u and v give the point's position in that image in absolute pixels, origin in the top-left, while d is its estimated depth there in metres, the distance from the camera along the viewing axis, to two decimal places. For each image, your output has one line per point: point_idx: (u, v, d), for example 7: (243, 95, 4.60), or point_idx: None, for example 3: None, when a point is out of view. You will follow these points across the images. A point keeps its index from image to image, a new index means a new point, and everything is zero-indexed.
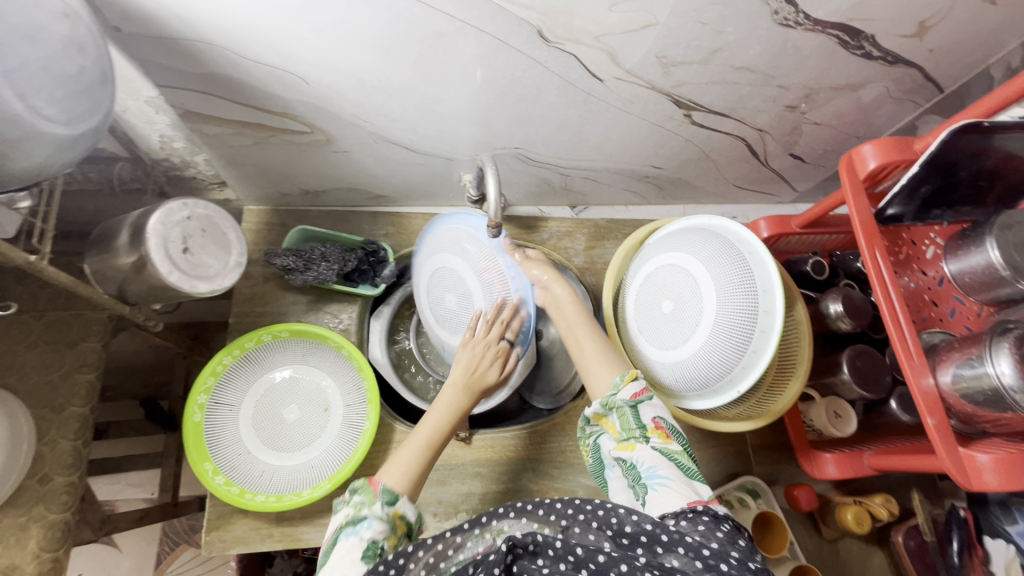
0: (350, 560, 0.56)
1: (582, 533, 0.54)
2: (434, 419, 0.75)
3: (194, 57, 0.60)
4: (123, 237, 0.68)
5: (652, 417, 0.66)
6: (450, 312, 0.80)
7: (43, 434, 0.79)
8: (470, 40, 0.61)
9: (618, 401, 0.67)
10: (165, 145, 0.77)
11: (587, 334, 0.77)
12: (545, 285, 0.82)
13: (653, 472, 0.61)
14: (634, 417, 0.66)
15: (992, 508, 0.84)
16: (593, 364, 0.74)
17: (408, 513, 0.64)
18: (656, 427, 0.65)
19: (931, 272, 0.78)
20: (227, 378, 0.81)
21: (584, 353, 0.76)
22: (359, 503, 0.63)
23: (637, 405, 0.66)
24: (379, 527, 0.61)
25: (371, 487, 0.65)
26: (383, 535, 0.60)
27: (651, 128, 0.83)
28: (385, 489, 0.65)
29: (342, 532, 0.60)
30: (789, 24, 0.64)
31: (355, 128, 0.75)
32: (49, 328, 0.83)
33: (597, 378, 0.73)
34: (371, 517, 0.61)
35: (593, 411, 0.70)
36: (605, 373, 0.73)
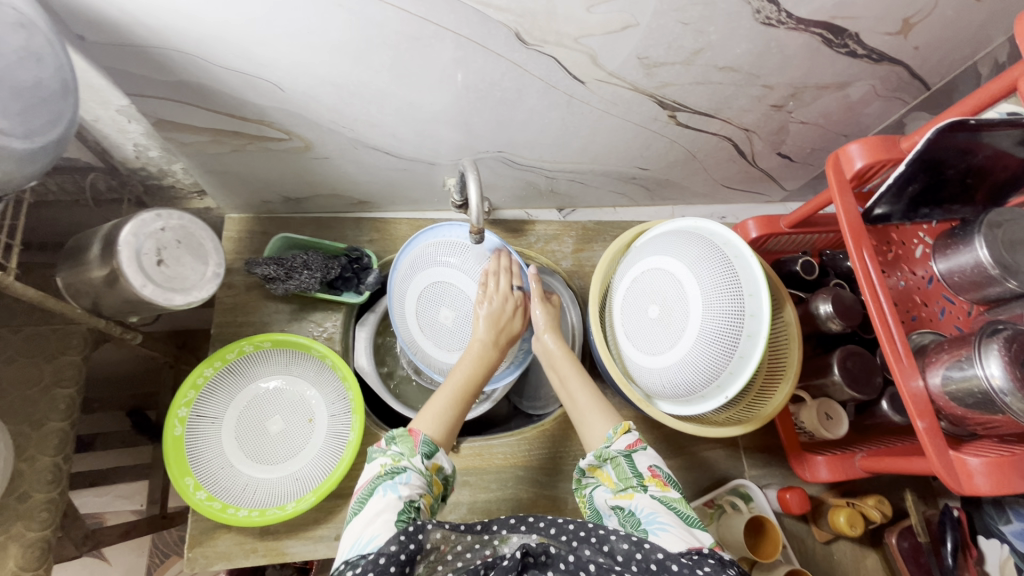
0: (383, 521, 0.54)
1: (592, 554, 0.54)
2: (465, 369, 0.74)
3: (163, 65, 0.58)
4: (95, 249, 0.67)
5: (647, 467, 0.63)
6: (444, 329, 0.82)
7: (21, 451, 0.77)
8: (446, 43, 0.60)
9: (613, 452, 0.65)
10: (140, 154, 0.75)
11: (581, 387, 0.75)
12: (540, 333, 0.82)
13: (652, 518, 0.57)
14: (629, 465, 0.63)
15: (986, 508, 0.84)
16: (589, 417, 0.72)
17: (446, 465, 0.63)
18: (653, 476, 0.62)
19: (920, 271, 0.77)
20: (208, 390, 0.80)
21: (578, 406, 0.74)
22: (399, 454, 0.61)
23: (631, 454, 0.65)
24: (418, 482, 0.59)
25: (410, 438, 0.63)
26: (423, 491, 0.59)
27: (636, 130, 0.81)
28: (424, 440, 0.63)
29: (381, 485, 0.58)
30: (772, 23, 0.63)
31: (334, 134, 0.74)
32: (28, 342, 0.81)
33: (591, 430, 0.71)
34: (411, 471, 0.59)
35: (588, 463, 0.67)
36: (600, 424, 0.70)
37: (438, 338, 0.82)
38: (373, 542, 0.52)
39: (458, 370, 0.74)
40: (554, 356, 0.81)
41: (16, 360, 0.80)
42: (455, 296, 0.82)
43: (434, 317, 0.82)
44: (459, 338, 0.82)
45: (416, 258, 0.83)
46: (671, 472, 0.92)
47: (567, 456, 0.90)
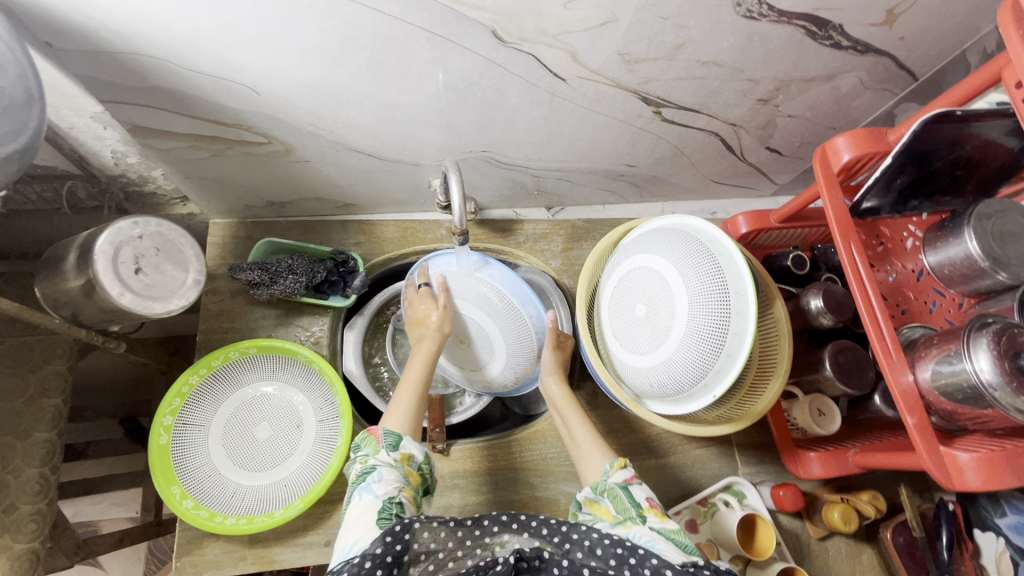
0: (365, 522, 0.55)
1: (584, 558, 0.54)
2: (418, 363, 0.74)
3: (134, 70, 0.57)
4: (71, 259, 0.66)
5: (645, 497, 0.64)
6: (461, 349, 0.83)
7: (6, 463, 0.76)
8: (422, 43, 0.59)
9: (610, 484, 0.66)
10: (119, 161, 0.75)
11: (578, 422, 0.77)
12: (546, 378, 0.82)
13: (650, 544, 0.58)
14: (627, 497, 0.64)
15: (980, 500, 0.84)
16: (585, 450, 0.74)
17: (416, 454, 0.63)
18: (650, 507, 0.63)
19: (910, 264, 0.76)
20: (194, 398, 0.79)
21: (576, 441, 0.75)
22: (365, 455, 0.61)
23: (628, 487, 0.65)
24: (391, 476, 0.60)
25: (371, 437, 0.63)
26: (399, 484, 0.59)
27: (621, 126, 0.80)
28: (385, 434, 0.63)
29: (356, 490, 0.58)
30: (753, 17, 0.62)
31: (314, 137, 0.73)
32: (10, 353, 0.79)
33: (588, 465, 0.72)
34: (381, 468, 0.60)
35: (585, 496, 0.68)
36: (594, 459, 0.71)
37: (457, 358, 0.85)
38: (357, 545, 0.53)
39: (411, 366, 0.74)
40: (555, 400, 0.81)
41: None
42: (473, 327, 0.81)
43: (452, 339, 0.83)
44: (477, 358, 0.83)
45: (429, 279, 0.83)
46: (663, 470, 0.92)
47: (559, 457, 0.89)
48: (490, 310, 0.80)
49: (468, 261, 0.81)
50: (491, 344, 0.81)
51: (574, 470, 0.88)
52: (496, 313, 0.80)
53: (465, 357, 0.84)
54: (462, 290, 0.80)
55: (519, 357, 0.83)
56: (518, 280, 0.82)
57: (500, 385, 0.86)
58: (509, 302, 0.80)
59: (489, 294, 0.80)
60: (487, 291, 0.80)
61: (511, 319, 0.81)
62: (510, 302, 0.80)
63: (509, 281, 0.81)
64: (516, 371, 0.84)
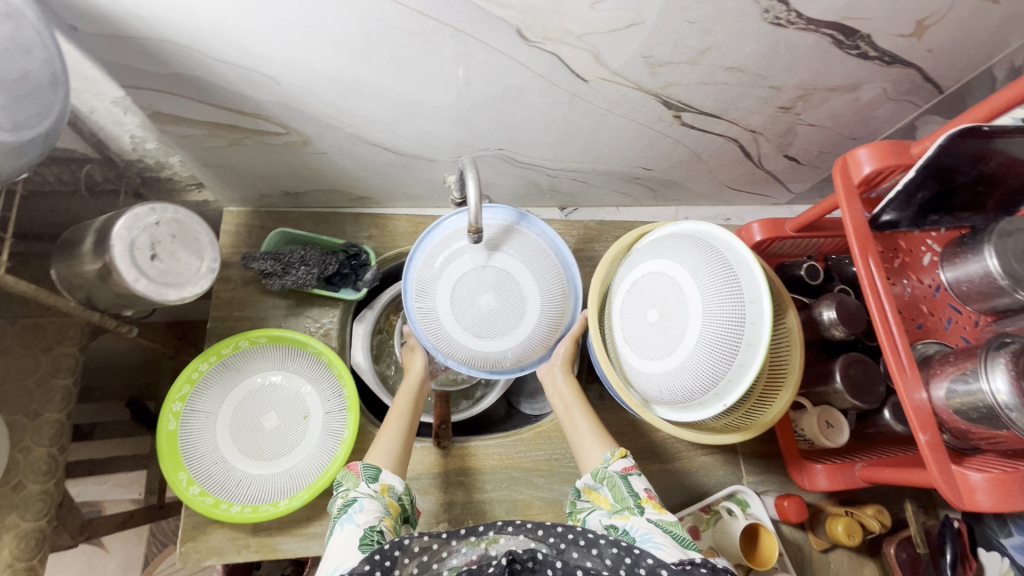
0: (347, 548, 0.56)
1: (580, 558, 0.53)
2: (405, 399, 0.79)
3: (156, 56, 0.57)
4: (88, 243, 0.66)
5: (644, 488, 0.66)
6: (479, 313, 0.75)
7: (17, 441, 0.77)
8: (446, 39, 0.58)
9: (609, 472, 0.68)
10: (137, 146, 0.75)
11: (582, 415, 0.78)
12: (552, 364, 0.83)
13: (648, 537, 0.58)
14: (626, 486, 0.65)
15: (986, 521, 0.83)
16: (586, 440, 0.75)
17: (396, 485, 0.66)
18: (649, 497, 0.64)
19: (927, 280, 0.76)
20: (203, 385, 0.80)
21: (577, 432, 0.77)
22: (346, 490, 0.64)
23: (627, 476, 0.67)
24: (372, 506, 0.61)
25: (352, 473, 0.66)
26: (380, 513, 0.61)
27: (640, 129, 0.80)
28: (363, 467, 0.67)
29: (338, 522, 0.60)
30: (781, 23, 0.61)
31: (332, 129, 0.73)
32: (26, 333, 0.81)
33: (588, 454, 0.74)
34: (362, 498, 0.62)
35: (585, 484, 0.70)
36: (597, 450, 0.74)
37: (469, 322, 0.76)
38: (340, 569, 0.54)
39: (399, 404, 0.79)
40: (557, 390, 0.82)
41: (13, 350, 0.79)
42: (511, 289, 0.75)
43: (473, 301, 0.75)
44: (492, 328, 0.76)
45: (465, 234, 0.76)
46: (667, 476, 0.92)
47: (563, 458, 0.89)
48: (540, 280, 0.77)
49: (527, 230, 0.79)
50: (525, 316, 0.77)
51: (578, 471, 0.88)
52: (545, 284, 0.78)
53: (481, 322, 0.76)
54: (520, 254, 0.76)
55: (540, 338, 0.79)
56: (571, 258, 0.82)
57: (496, 363, 0.79)
58: (556, 278, 0.79)
59: (545, 267, 0.78)
60: (543, 261, 0.78)
61: (555, 298, 0.79)
62: (557, 274, 0.79)
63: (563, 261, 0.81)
64: (524, 351, 0.79)
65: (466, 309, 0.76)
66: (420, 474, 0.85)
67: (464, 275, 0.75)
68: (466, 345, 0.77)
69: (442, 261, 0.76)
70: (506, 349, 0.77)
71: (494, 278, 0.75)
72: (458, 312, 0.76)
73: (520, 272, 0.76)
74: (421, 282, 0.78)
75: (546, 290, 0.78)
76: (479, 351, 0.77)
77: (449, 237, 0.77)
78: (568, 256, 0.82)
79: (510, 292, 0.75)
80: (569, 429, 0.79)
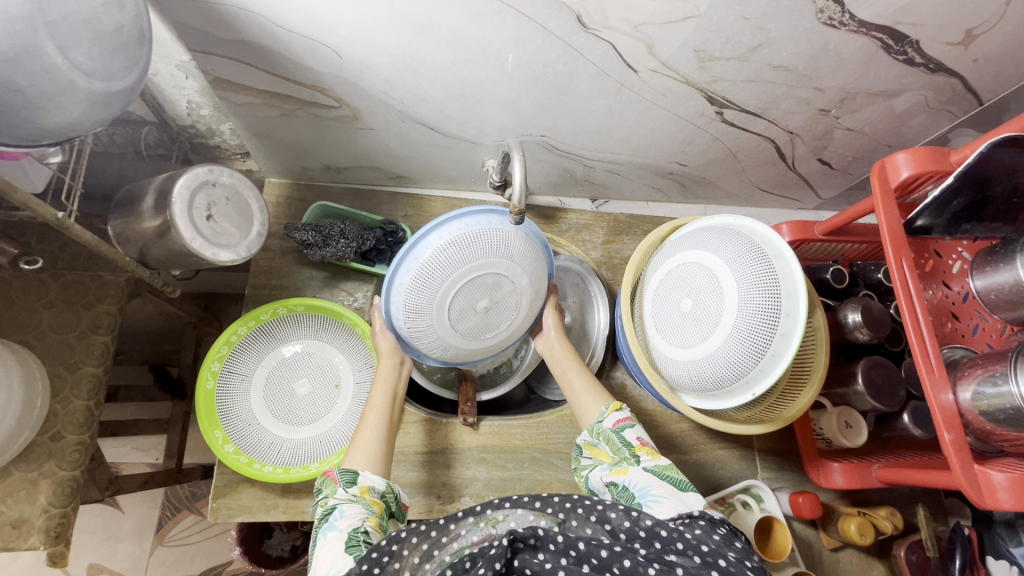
0: (336, 553, 0.53)
1: (580, 527, 0.53)
2: (379, 395, 0.75)
3: (228, 23, 0.59)
4: (148, 201, 0.68)
5: (636, 437, 0.67)
6: (476, 315, 0.75)
7: (57, 392, 0.79)
8: (509, 21, 0.60)
9: (604, 430, 0.69)
10: (192, 112, 0.77)
11: (578, 373, 0.81)
12: (546, 333, 0.87)
13: (646, 491, 0.59)
14: (619, 438, 0.67)
15: (997, 529, 0.87)
16: (581, 396, 0.78)
17: (377, 485, 0.62)
18: (642, 445, 0.66)
19: (957, 286, 0.77)
20: (241, 348, 0.81)
21: (573, 389, 0.80)
22: (324, 498, 0.60)
23: (620, 430, 0.68)
24: (354, 510, 0.58)
25: (330, 480, 0.62)
26: (364, 514, 0.58)
27: (681, 124, 0.81)
28: (341, 472, 0.62)
29: (319, 533, 0.57)
30: (833, 24, 0.63)
31: (383, 105, 0.74)
32: (66, 289, 0.82)
33: (584, 407, 0.77)
34: (341, 505, 0.59)
35: (585, 440, 0.71)
36: (592, 403, 0.76)
37: (469, 327, 0.76)
38: None
39: (374, 400, 0.75)
40: (558, 353, 0.85)
41: (55, 305, 0.81)
42: (504, 289, 0.76)
43: (471, 307, 0.74)
44: (488, 324, 0.77)
45: (458, 249, 0.71)
46: (685, 467, 0.93)
47: None
48: (527, 274, 0.78)
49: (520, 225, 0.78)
50: (515, 306, 0.79)
51: None
52: (532, 277, 0.79)
53: (478, 325, 0.77)
54: (513, 251, 0.75)
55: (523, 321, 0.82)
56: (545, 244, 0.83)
57: (487, 352, 0.82)
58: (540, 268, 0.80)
59: (533, 261, 0.78)
60: (533, 255, 0.78)
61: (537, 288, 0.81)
62: (540, 264, 0.80)
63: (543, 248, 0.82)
64: (511, 336, 0.83)
65: (461, 317, 0.75)
66: (444, 449, 0.86)
67: (459, 289, 0.73)
68: (464, 348, 0.78)
69: (432, 280, 0.72)
70: (498, 339, 0.81)
71: (488, 282, 0.74)
72: (457, 320, 0.75)
73: (513, 268, 0.76)
74: (411, 300, 0.73)
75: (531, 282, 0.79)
76: (475, 348, 0.79)
77: (435, 255, 0.71)
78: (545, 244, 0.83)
79: (501, 292, 0.76)
80: (567, 391, 0.81)
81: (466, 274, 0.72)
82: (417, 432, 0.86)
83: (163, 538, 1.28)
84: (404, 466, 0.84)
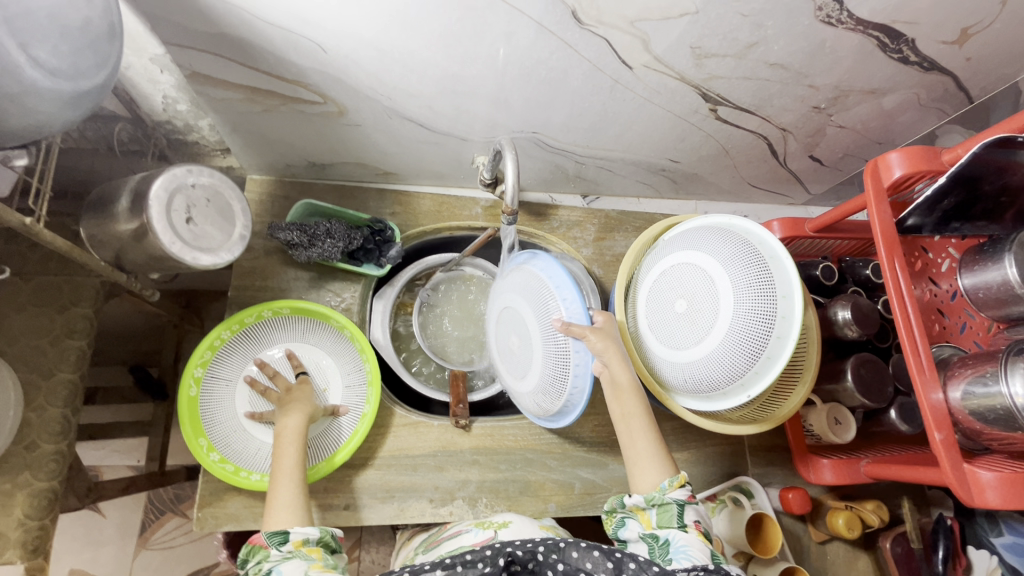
0: None
1: (580, 558, 0.55)
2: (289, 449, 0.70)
3: (205, 15, 0.56)
4: (124, 202, 0.65)
5: (693, 520, 0.63)
6: (513, 352, 0.76)
7: (30, 400, 0.75)
8: (501, 16, 0.58)
9: (665, 498, 0.64)
10: (169, 107, 0.73)
11: (643, 431, 0.70)
12: (605, 361, 0.69)
13: (682, 548, 0.60)
14: (677, 514, 0.62)
15: (978, 520, 0.91)
16: (641, 460, 0.69)
17: (310, 533, 0.61)
18: (695, 527, 0.62)
19: (945, 285, 0.78)
20: (224, 353, 0.79)
21: (632, 446, 0.70)
22: (257, 566, 0.59)
23: (684, 506, 0.63)
24: (292, 566, 0.58)
25: (257, 547, 0.60)
26: (304, 565, 0.58)
27: (674, 121, 0.80)
28: (268, 535, 0.60)
29: None
30: (830, 22, 0.62)
31: (371, 101, 0.72)
32: (38, 291, 0.78)
33: (642, 474, 0.68)
34: (278, 565, 0.58)
35: (633, 502, 0.66)
36: (651, 470, 0.68)
37: (514, 365, 0.77)
38: None
39: (285, 455, 0.69)
40: (618, 382, 0.70)
41: (26, 309, 0.77)
42: (521, 326, 0.73)
43: (508, 343, 0.77)
44: (524, 365, 0.74)
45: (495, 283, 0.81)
46: (678, 464, 0.93)
47: (576, 442, 0.90)
48: (534, 307, 0.71)
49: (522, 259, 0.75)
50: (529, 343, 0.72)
51: (590, 456, 0.89)
52: (541, 310, 0.70)
53: (517, 362, 0.76)
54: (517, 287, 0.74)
55: (555, 355, 0.69)
56: (550, 262, 0.70)
57: (540, 400, 0.74)
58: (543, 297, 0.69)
59: (533, 291, 0.71)
60: (534, 287, 0.71)
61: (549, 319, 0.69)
62: (546, 292, 0.70)
63: (554, 274, 0.69)
64: (556, 381, 0.70)
65: (507, 352, 0.78)
66: (436, 451, 0.85)
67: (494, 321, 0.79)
68: (521, 389, 0.76)
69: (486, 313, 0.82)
70: (539, 382, 0.72)
71: (507, 316, 0.76)
72: (504, 354, 0.79)
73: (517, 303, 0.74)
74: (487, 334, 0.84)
75: (540, 313, 0.70)
76: (524, 392, 0.75)
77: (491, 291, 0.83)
78: (553, 264, 0.70)
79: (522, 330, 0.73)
80: (624, 440, 0.71)
81: (496, 307, 0.79)
82: (407, 435, 0.85)
83: (147, 541, 1.25)
84: (395, 470, 0.83)
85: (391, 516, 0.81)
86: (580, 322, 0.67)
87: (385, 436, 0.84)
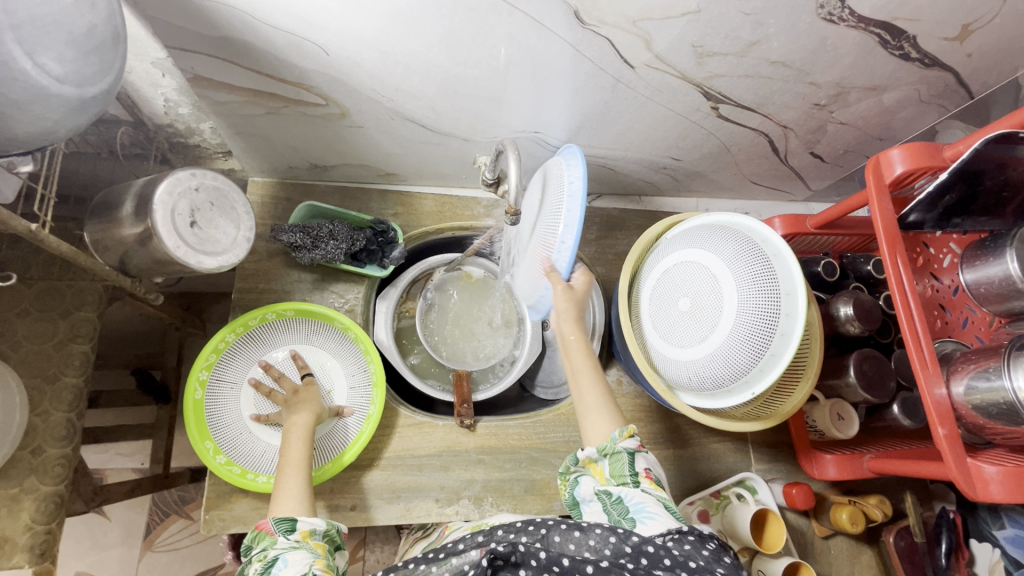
0: None
1: (562, 541, 0.55)
2: (297, 446, 0.70)
3: (207, 19, 0.55)
4: (127, 207, 0.65)
5: (644, 468, 0.64)
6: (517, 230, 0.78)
7: (36, 405, 0.75)
8: (503, 17, 0.58)
9: (616, 447, 0.64)
10: (170, 110, 0.73)
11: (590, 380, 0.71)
12: (558, 318, 0.69)
13: (641, 507, 0.59)
14: (628, 463, 0.63)
15: (981, 513, 0.92)
16: (591, 411, 0.69)
17: (318, 526, 0.62)
18: (647, 475, 0.63)
19: (946, 280, 0.79)
20: (229, 356, 0.79)
21: (581, 397, 0.71)
22: (262, 551, 0.58)
23: (634, 454, 0.64)
24: (298, 557, 0.57)
25: (263, 533, 0.60)
26: (310, 558, 0.58)
27: (676, 119, 0.80)
28: (277, 522, 0.61)
29: None
30: (832, 20, 0.62)
31: (372, 103, 0.72)
32: (41, 296, 0.78)
33: (592, 426, 0.69)
34: (285, 554, 0.57)
35: (585, 456, 0.66)
36: (600, 422, 0.68)
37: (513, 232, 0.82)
38: None
39: (291, 451, 0.69)
40: (568, 340, 0.71)
41: (29, 313, 0.77)
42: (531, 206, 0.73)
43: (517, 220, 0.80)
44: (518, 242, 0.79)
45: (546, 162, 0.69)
46: (682, 461, 0.93)
47: (580, 440, 0.90)
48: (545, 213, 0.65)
49: (568, 168, 0.63)
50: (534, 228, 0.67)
51: None
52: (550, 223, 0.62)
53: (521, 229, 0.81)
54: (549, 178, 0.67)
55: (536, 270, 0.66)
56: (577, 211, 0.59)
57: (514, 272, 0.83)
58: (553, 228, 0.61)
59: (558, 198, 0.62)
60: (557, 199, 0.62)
61: (549, 241, 0.62)
62: (559, 214, 0.61)
63: (573, 211, 0.59)
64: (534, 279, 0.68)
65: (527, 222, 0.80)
66: (441, 451, 0.85)
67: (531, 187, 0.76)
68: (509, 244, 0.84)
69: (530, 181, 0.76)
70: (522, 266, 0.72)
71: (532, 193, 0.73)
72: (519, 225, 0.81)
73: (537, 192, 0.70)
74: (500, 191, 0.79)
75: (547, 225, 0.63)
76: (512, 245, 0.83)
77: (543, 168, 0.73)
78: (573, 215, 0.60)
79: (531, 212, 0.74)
80: (575, 395, 0.72)
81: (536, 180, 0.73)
82: (412, 436, 0.85)
83: (153, 543, 1.26)
84: (401, 470, 0.83)
85: (398, 516, 0.81)
86: (558, 274, 0.62)
87: (390, 436, 0.85)
